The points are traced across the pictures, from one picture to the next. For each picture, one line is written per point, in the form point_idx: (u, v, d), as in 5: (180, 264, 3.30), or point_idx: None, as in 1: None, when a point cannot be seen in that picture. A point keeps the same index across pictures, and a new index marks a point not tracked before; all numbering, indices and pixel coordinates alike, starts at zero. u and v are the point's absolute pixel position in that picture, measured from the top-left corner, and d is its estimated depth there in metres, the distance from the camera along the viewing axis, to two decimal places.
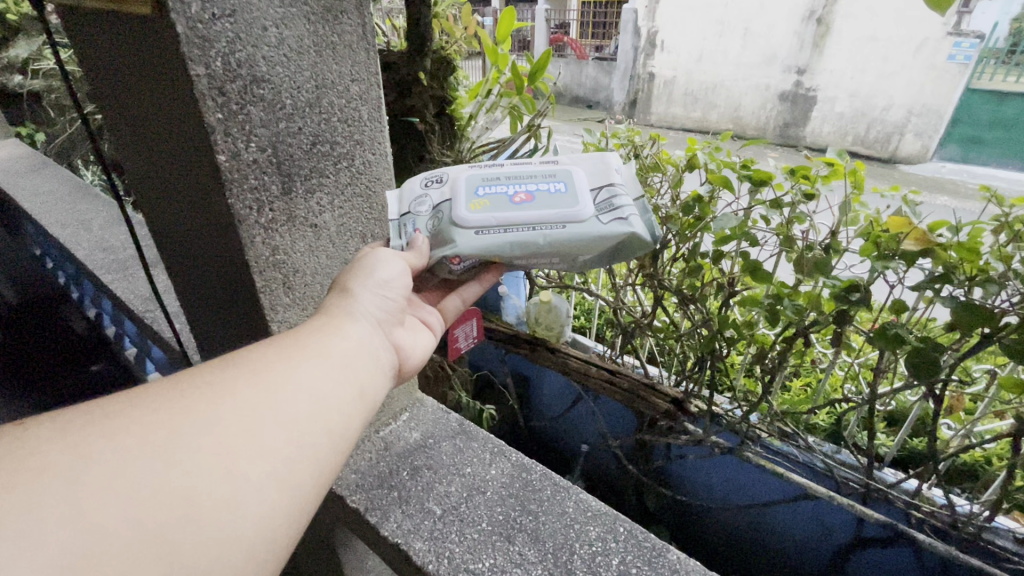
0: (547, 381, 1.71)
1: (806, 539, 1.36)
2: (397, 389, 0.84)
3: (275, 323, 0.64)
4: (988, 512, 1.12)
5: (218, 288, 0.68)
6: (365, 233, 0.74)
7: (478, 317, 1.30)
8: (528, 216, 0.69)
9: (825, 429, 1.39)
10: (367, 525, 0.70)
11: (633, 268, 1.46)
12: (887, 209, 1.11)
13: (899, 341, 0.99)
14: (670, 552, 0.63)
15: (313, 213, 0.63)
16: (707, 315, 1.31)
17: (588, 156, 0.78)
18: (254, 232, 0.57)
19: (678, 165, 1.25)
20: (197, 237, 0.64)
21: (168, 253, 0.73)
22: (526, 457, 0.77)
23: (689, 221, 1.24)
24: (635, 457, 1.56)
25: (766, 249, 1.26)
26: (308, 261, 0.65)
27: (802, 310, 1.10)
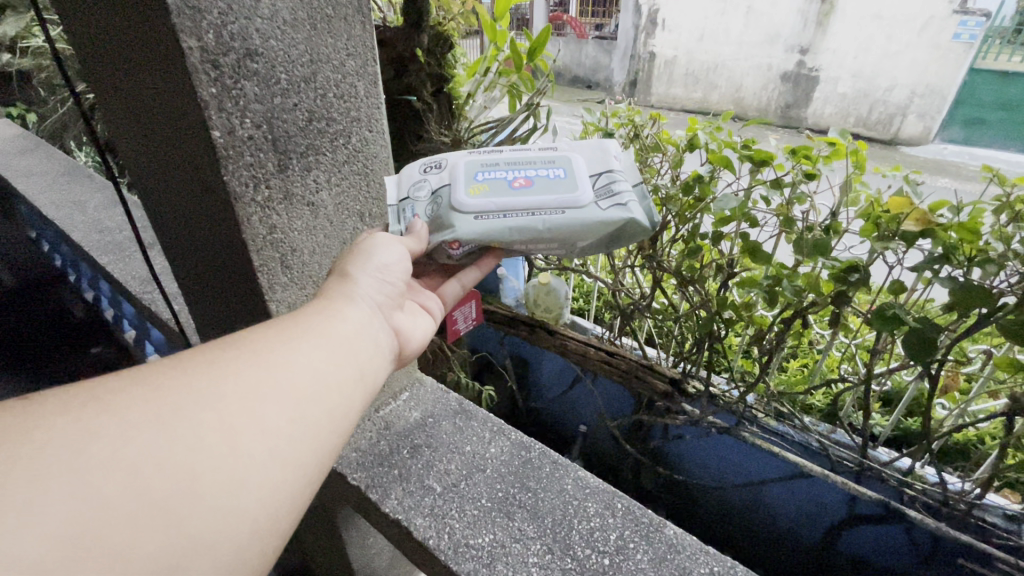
0: (546, 362, 1.72)
1: (798, 517, 1.39)
2: (396, 369, 0.84)
3: (274, 303, 0.63)
4: (980, 489, 1.14)
5: (215, 268, 0.68)
6: (363, 211, 0.74)
7: (477, 299, 1.30)
8: (528, 201, 0.68)
9: (822, 410, 1.40)
10: (368, 502, 0.70)
11: (632, 250, 1.46)
12: (889, 189, 1.10)
13: (898, 322, 0.99)
14: (667, 527, 0.64)
15: (310, 191, 0.62)
16: (706, 297, 1.31)
17: (587, 143, 0.77)
18: (250, 210, 0.56)
19: (679, 145, 1.23)
20: (194, 216, 0.63)
21: (166, 234, 0.72)
22: (525, 436, 0.78)
23: (689, 203, 1.23)
24: (633, 437, 1.58)
25: (766, 230, 1.26)
26: (305, 240, 0.64)
27: (802, 292, 1.10)
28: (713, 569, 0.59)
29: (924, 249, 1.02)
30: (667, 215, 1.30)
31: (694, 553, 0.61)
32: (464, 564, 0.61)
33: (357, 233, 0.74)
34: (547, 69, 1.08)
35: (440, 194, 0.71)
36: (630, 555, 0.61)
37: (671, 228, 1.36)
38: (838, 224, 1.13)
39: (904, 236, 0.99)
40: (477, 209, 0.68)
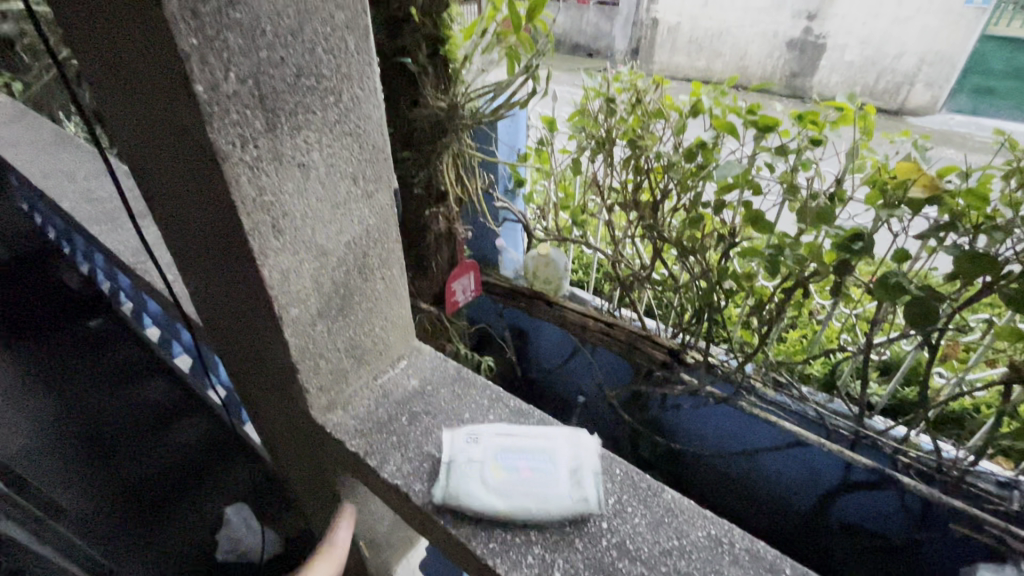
0: (545, 333, 1.72)
1: (792, 483, 1.42)
2: (395, 338, 0.83)
3: (267, 269, 0.60)
4: (974, 457, 1.15)
5: (200, 235, 0.64)
6: (356, 175, 0.66)
7: (477, 271, 1.29)
8: (531, 495, 0.62)
9: (820, 379, 1.40)
10: (367, 468, 0.71)
11: (632, 220, 1.44)
12: (897, 154, 1.07)
13: (900, 290, 0.98)
14: (665, 492, 0.64)
15: (300, 151, 0.58)
16: (707, 268, 1.29)
17: (565, 434, 0.70)
18: (239, 169, 0.53)
19: (683, 111, 1.20)
20: (182, 182, 0.59)
21: (154, 207, 0.67)
22: (524, 404, 0.78)
23: (692, 170, 1.21)
24: (630, 407, 1.60)
25: (769, 198, 1.24)
26: (298, 204, 0.61)
27: (804, 261, 1.09)
28: (710, 532, 0.60)
29: (930, 217, 1.01)
30: (668, 183, 1.28)
31: (691, 516, 0.61)
32: (463, 528, 0.61)
33: (351, 197, 0.66)
34: (546, 28, 1.03)
35: (438, 476, 0.66)
36: (628, 519, 0.61)
37: (673, 197, 1.34)
38: (843, 192, 1.11)
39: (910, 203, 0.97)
40: (482, 493, 0.62)
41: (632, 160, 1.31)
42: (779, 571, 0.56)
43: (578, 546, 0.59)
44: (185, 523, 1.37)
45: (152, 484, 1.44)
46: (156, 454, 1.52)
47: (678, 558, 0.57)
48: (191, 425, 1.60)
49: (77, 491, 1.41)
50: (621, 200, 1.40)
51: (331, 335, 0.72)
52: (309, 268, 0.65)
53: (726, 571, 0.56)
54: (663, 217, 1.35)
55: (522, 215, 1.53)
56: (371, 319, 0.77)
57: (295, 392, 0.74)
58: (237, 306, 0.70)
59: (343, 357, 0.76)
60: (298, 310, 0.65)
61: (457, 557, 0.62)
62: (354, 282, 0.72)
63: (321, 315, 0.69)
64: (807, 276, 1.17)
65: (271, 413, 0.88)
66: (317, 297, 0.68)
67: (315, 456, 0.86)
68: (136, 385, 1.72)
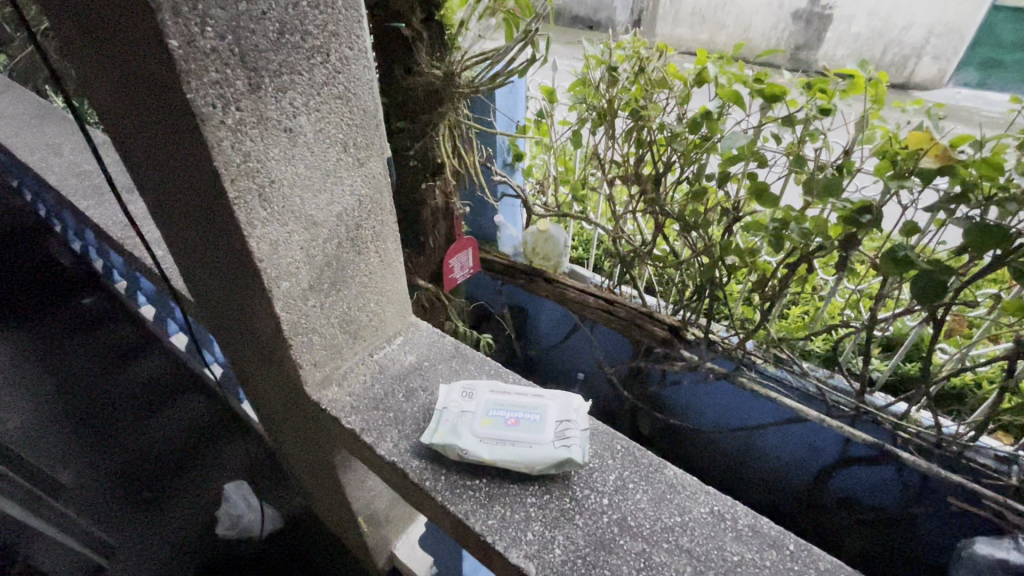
0: (544, 310, 1.70)
1: (792, 458, 1.41)
2: (389, 313, 0.81)
3: (254, 240, 0.57)
4: (974, 432, 1.15)
5: (185, 204, 0.61)
6: (346, 141, 0.63)
7: (474, 247, 1.26)
8: (515, 446, 0.62)
9: (820, 355, 1.40)
10: (363, 445, 0.69)
11: (633, 195, 1.40)
12: (908, 124, 1.03)
13: (908, 264, 0.96)
14: (667, 468, 0.63)
15: (286, 115, 0.55)
16: (709, 242, 1.27)
17: (567, 399, 0.67)
18: (220, 133, 0.50)
19: (688, 80, 1.15)
20: (161, 149, 0.56)
21: (137, 177, 0.64)
22: (523, 379, 0.76)
23: (695, 141, 1.18)
24: (629, 383, 1.59)
25: (774, 171, 1.21)
26: (285, 171, 0.58)
27: (809, 235, 1.06)
28: (713, 509, 0.59)
29: (940, 188, 0.98)
30: (672, 155, 1.25)
31: (693, 493, 0.60)
32: (461, 504, 0.60)
33: (341, 165, 0.64)
34: None
35: (431, 423, 0.67)
36: (629, 495, 0.60)
37: (676, 170, 1.31)
38: (851, 163, 1.07)
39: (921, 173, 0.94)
40: (468, 441, 0.63)
41: (634, 132, 1.27)
42: (782, 546, 0.55)
43: (579, 522, 0.58)
44: (185, 497, 1.37)
45: (151, 460, 1.44)
46: (153, 430, 1.51)
47: (680, 533, 0.56)
48: (187, 401, 1.59)
49: (77, 468, 1.41)
50: (621, 174, 1.37)
51: (324, 310, 0.70)
52: (299, 240, 0.62)
53: (729, 546, 0.55)
54: (665, 191, 1.32)
55: (521, 190, 1.49)
56: (365, 293, 0.75)
57: (289, 368, 0.72)
58: (226, 279, 0.67)
59: (337, 333, 0.74)
60: (288, 283, 0.63)
61: (455, 533, 0.61)
62: (347, 256, 0.70)
63: (313, 289, 0.67)
64: (811, 251, 1.14)
65: (266, 390, 0.87)
66: (308, 270, 0.65)
67: (311, 432, 0.85)
68: (132, 363, 1.70)
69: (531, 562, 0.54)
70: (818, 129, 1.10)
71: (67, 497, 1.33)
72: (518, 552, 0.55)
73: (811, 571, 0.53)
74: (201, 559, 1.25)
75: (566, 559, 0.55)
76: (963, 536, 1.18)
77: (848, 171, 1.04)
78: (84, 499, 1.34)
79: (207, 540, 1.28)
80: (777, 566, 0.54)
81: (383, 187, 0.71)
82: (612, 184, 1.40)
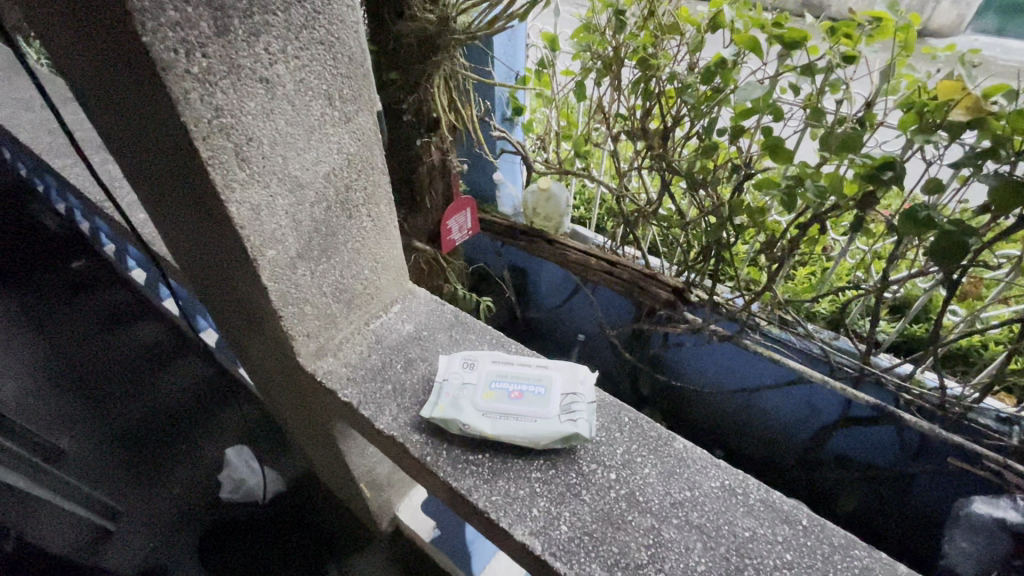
0: (545, 272, 1.66)
1: (791, 418, 1.41)
2: (384, 280, 0.77)
3: (234, 205, 0.52)
4: (979, 394, 1.13)
5: (155, 163, 0.55)
6: (331, 93, 0.57)
7: (473, 207, 1.20)
8: (519, 420, 0.60)
9: (826, 317, 1.37)
10: (361, 418, 0.67)
11: (639, 150, 1.33)
12: (938, 73, 0.96)
13: (928, 225, 0.91)
14: (676, 441, 0.61)
15: (262, 64, 0.49)
16: (717, 202, 1.20)
17: (570, 371, 0.65)
18: (186, 83, 0.45)
19: (701, 24, 1.06)
20: (124, 103, 0.50)
21: (103, 133, 0.57)
22: (526, 349, 0.74)
23: (707, 93, 1.09)
24: (631, 345, 1.56)
25: (789, 125, 1.13)
26: (263, 127, 0.52)
27: (825, 194, 0.99)
28: (724, 483, 0.57)
29: (966, 143, 0.92)
30: (681, 108, 1.17)
31: (704, 466, 0.58)
32: (464, 480, 0.58)
33: (326, 121, 0.58)
34: None
35: (430, 396, 0.65)
36: (637, 469, 0.58)
37: (684, 125, 1.24)
38: (873, 116, 0.99)
39: (949, 127, 0.87)
40: (470, 415, 0.61)
41: (641, 83, 1.18)
42: (796, 521, 0.54)
43: (586, 497, 0.56)
44: (187, 462, 1.38)
45: (152, 426, 1.44)
46: (152, 396, 1.51)
47: (690, 509, 0.55)
48: (184, 367, 1.58)
49: (77, 434, 1.41)
50: (627, 128, 1.29)
51: (315, 279, 0.66)
52: (284, 204, 0.58)
53: (740, 522, 0.54)
54: (673, 146, 1.25)
55: (520, 146, 1.42)
56: (358, 260, 0.71)
57: (281, 339, 0.69)
58: (209, 246, 0.63)
59: (330, 302, 0.70)
60: (275, 251, 0.59)
61: (458, 508, 0.60)
62: (337, 220, 0.65)
63: (301, 256, 0.63)
64: (825, 211, 1.09)
65: (261, 359, 0.84)
66: (295, 236, 0.61)
67: (309, 403, 0.83)
68: (126, 328, 1.68)
69: (536, 538, 0.53)
70: (839, 78, 1.02)
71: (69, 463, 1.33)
72: (523, 529, 0.54)
73: (826, 546, 0.52)
74: (206, 521, 1.26)
75: (572, 536, 0.53)
76: (960, 495, 1.18)
77: (869, 124, 0.97)
78: (85, 466, 1.34)
79: (211, 505, 1.29)
80: (790, 542, 0.52)
81: (374, 143, 0.66)
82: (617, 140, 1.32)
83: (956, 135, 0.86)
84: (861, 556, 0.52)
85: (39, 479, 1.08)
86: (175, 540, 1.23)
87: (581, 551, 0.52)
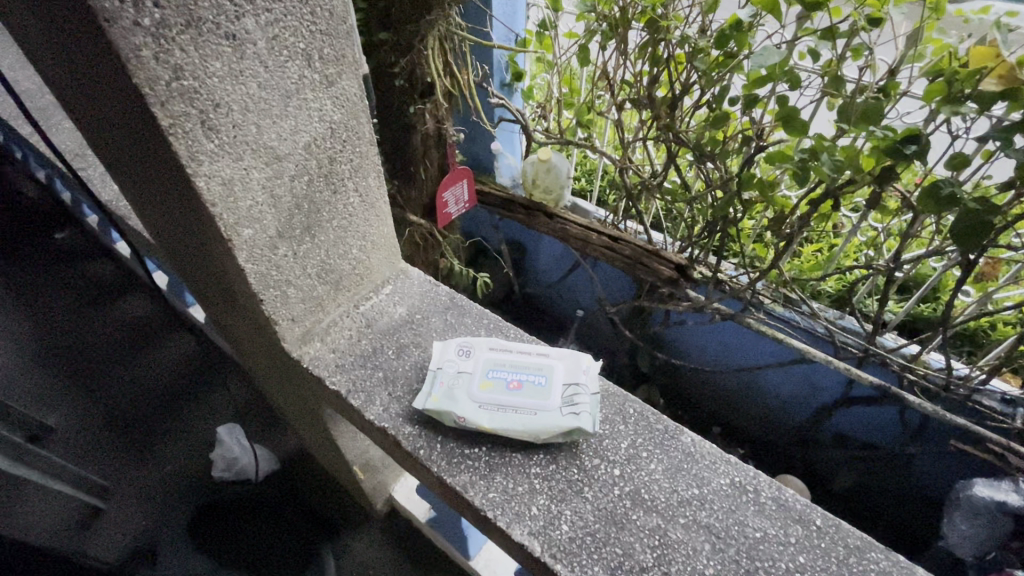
0: (544, 247, 1.61)
1: (792, 397, 1.38)
2: (374, 260, 0.73)
3: (203, 181, 0.47)
4: (986, 376, 1.09)
5: (113, 131, 0.50)
6: (310, 52, 0.51)
7: (471, 178, 1.14)
8: (519, 413, 0.57)
9: (831, 296, 1.32)
10: (350, 407, 0.64)
11: (645, 120, 1.26)
12: (970, 39, 0.88)
13: (949, 203, 0.83)
14: (684, 435, 0.61)
15: (227, 16, 0.43)
16: (725, 176, 1.14)
17: (572, 363, 0.61)
18: (136, 38, 0.39)
19: None
20: (76, 65, 0.44)
21: (58, 99, 0.51)
22: (525, 335, 0.70)
23: (719, 58, 1.01)
24: (631, 322, 1.52)
25: (806, 94, 1.06)
26: (232, 91, 0.46)
27: (842, 169, 0.92)
28: (734, 480, 0.57)
29: (996, 116, 0.85)
30: (690, 74, 1.09)
31: (714, 462, 0.58)
32: (459, 475, 0.56)
33: (305, 84, 0.52)
34: None
35: (424, 385, 0.62)
36: (643, 465, 0.58)
37: (693, 93, 1.16)
38: (897, 85, 0.92)
39: (977, 99, 0.77)
40: (467, 408, 0.58)
41: (648, 48, 1.09)
42: (809, 522, 0.54)
43: (588, 495, 0.55)
44: (178, 442, 1.37)
45: (140, 405, 1.42)
46: (140, 374, 1.48)
47: (698, 508, 0.55)
48: (172, 344, 1.55)
49: (65, 411, 1.38)
50: (632, 96, 1.22)
51: (299, 260, 0.61)
52: (259, 177, 0.52)
53: (751, 522, 0.54)
54: (681, 116, 1.18)
55: (520, 114, 1.34)
56: (346, 239, 0.66)
57: (264, 324, 0.65)
58: (183, 225, 0.57)
59: (316, 284, 0.66)
60: (252, 230, 0.54)
61: (453, 503, 0.58)
62: (321, 195, 0.60)
63: (282, 236, 0.58)
64: (839, 187, 1.03)
65: (246, 341, 0.80)
66: (274, 214, 0.56)
67: (298, 387, 0.79)
68: (111, 303, 1.63)
69: (535, 539, 0.52)
70: (863, 43, 0.94)
71: (57, 441, 1.31)
72: (521, 529, 0.53)
73: (840, 548, 0.53)
74: (198, 503, 1.25)
75: (573, 536, 0.52)
76: (959, 477, 1.17)
77: (892, 94, 0.89)
78: (75, 445, 1.32)
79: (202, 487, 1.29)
80: (803, 543, 0.53)
81: (361, 111, 0.60)
82: (621, 108, 1.25)
83: (986, 106, 0.77)
84: (877, 559, 0.52)
85: (29, 461, 1.05)
86: (163, 522, 1.22)
87: (583, 552, 0.51)
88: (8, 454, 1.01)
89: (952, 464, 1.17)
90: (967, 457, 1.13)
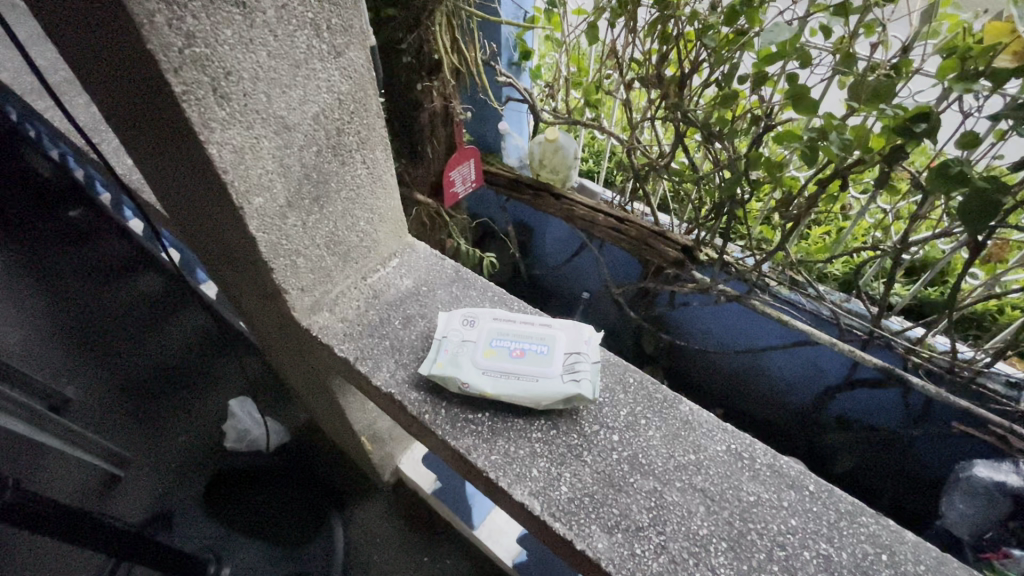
0: (549, 227, 1.61)
1: (796, 379, 1.38)
2: (381, 232, 0.74)
3: (215, 149, 0.49)
4: (990, 359, 1.08)
5: (123, 98, 0.51)
6: (318, 22, 0.52)
7: (478, 157, 1.13)
8: (521, 379, 0.59)
9: (838, 278, 1.30)
10: (358, 373, 0.66)
11: (653, 99, 1.24)
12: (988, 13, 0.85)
13: (958, 182, 0.79)
14: (682, 404, 0.62)
15: None
16: (733, 156, 1.12)
17: (573, 335, 0.62)
18: (150, 4, 0.40)
19: None
20: (98, 42, 0.45)
21: (84, 80, 0.52)
22: (529, 308, 0.72)
23: (729, 35, 0.99)
24: (636, 305, 1.53)
25: (816, 73, 1.04)
26: (242, 61, 0.47)
27: (850, 148, 0.90)
28: (730, 447, 0.59)
29: (1010, 94, 0.82)
30: (702, 50, 1.08)
31: (710, 430, 0.60)
32: (462, 439, 0.58)
33: (314, 54, 0.53)
34: None
35: (430, 352, 0.64)
36: (641, 432, 0.59)
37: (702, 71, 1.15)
38: (909, 63, 0.89)
39: (992, 76, 0.74)
40: (469, 373, 0.60)
41: (657, 25, 1.07)
42: (802, 487, 0.56)
43: (587, 459, 0.57)
44: (189, 413, 1.40)
45: (153, 377, 1.46)
46: (153, 347, 1.52)
47: (694, 473, 0.56)
48: (184, 320, 1.58)
49: (82, 383, 1.43)
50: (642, 75, 1.20)
51: (308, 230, 0.63)
52: (269, 146, 0.54)
53: (746, 487, 0.56)
54: (690, 94, 1.16)
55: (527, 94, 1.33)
56: (353, 211, 0.68)
57: (274, 293, 0.67)
58: (191, 192, 0.58)
59: (324, 256, 0.67)
60: (263, 199, 0.56)
61: (456, 465, 0.60)
62: (329, 166, 0.61)
63: (291, 206, 0.59)
64: (848, 166, 1.00)
65: (256, 313, 0.81)
66: (284, 184, 0.57)
67: (306, 358, 0.81)
68: (124, 279, 1.67)
69: (535, 499, 0.54)
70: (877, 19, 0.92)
71: (75, 412, 1.36)
72: (522, 489, 0.55)
73: (831, 512, 0.54)
74: (211, 470, 1.30)
75: (572, 497, 0.54)
76: (959, 458, 1.17)
77: (904, 72, 0.86)
78: (91, 415, 1.37)
79: (213, 454, 1.33)
80: (795, 507, 0.55)
81: (367, 82, 0.61)
82: (630, 87, 1.23)
83: (1000, 86, 0.74)
84: (867, 523, 0.54)
85: (45, 426, 1.07)
86: (177, 489, 1.27)
87: (581, 512, 0.53)
88: (25, 419, 1.03)
89: (953, 446, 1.17)
90: (968, 439, 1.14)
